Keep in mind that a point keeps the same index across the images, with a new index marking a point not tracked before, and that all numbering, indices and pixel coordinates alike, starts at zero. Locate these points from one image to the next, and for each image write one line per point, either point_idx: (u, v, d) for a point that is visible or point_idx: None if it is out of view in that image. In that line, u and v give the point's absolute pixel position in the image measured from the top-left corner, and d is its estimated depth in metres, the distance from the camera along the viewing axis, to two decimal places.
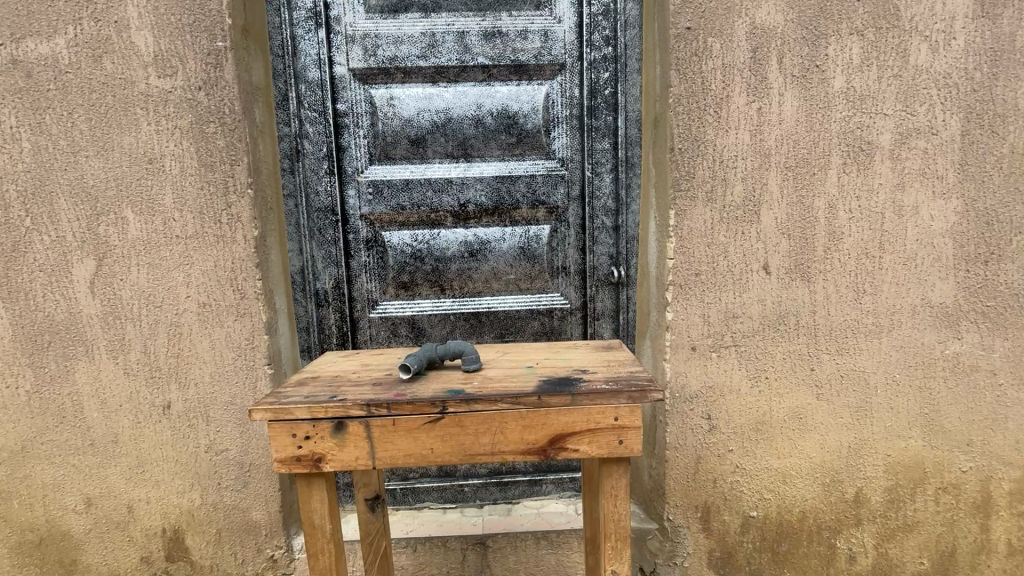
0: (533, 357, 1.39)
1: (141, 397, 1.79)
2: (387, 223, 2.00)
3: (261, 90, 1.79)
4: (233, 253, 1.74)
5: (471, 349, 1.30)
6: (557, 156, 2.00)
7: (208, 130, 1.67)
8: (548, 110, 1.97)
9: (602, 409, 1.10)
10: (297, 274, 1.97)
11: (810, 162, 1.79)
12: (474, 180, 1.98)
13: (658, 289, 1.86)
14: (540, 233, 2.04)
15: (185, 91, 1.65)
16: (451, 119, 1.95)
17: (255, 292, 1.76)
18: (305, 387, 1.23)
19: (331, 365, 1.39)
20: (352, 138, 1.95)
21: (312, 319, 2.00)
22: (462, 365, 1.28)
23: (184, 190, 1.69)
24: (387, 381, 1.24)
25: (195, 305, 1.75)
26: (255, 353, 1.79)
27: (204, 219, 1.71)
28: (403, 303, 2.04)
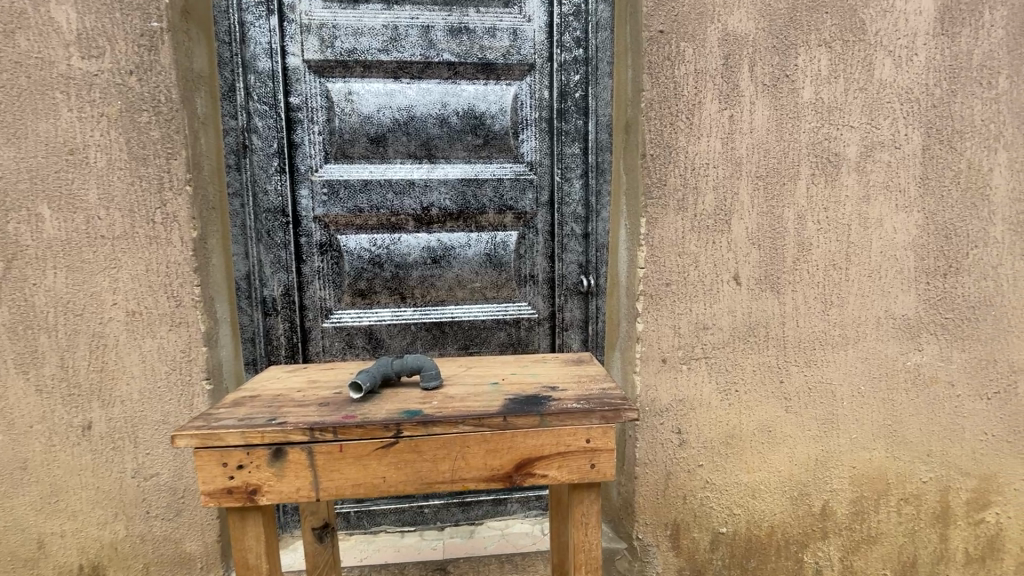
0: (498, 371, 1.29)
1: (56, 417, 1.58)
2: (343, 227, 1.87)
3: (203, 78, 1.63)
4: (168, 256, 1.56)
5: (429, 364, 1.19)
6: (526, 160, 1.92)
7: (140, 119, 1.50)
8: (517, 112, 1.89)
9: (573, 431, 1.01)
10: (242, 280, 1.80)
11: (780, 172, 1.77)
12: (438, 182, 1.87)
13: (629, 299, 1.80)
14: (507, 240, 1.95)
15: (114, 75, 1.47)
16: (414, 118, 1.84)
17: (192, 300, 1.59)
18: (241, 408, 1.09)
19: (274, 382, 1.25)
20: (306, 134, 1.81)
21: (258, 329, 1.84)
22: (420, 382, 1.17)
23: (110, 185, 1.51)
24: (336, 400, 1.11)
25: (122, 313, 1.56)
26: (192, 367, 1.61)
27: (133, 218, 1.53)
28: (359, 312, 1.91)
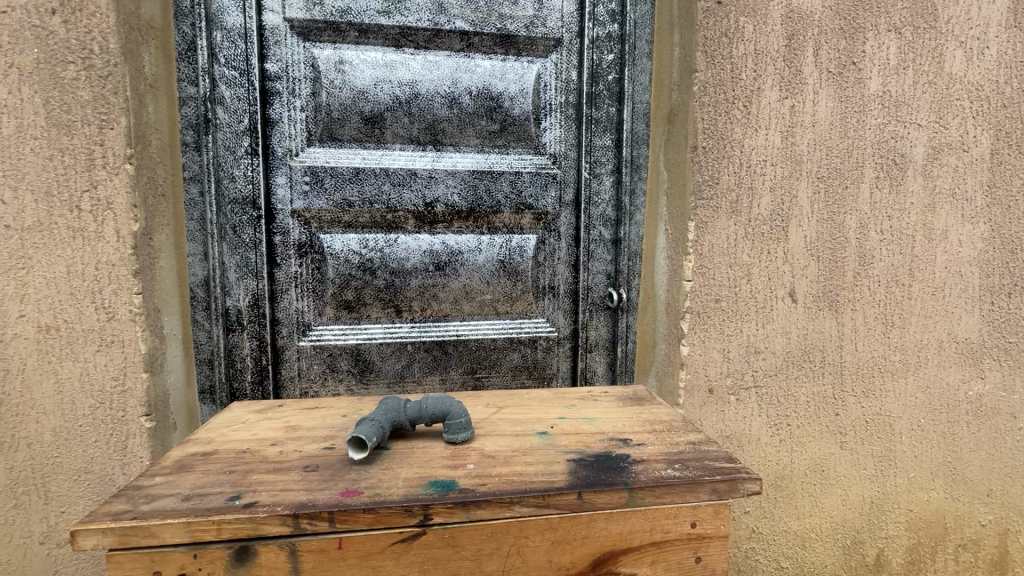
0: (540, 414, 0.99)
1: None
2: (328, 224, 1.53)
3: (153, 29, 1.28)
4: (98, 255, 1.19)
5: (456, 406, 0.87)
6: (549, 151, 1.64)
7: (64, 73, 1.14)
8: (540, 95, 1.61)
9: (674, 512, 0.72)
10: (198, 287, 1.44)
11: (842, 174, 1.54)
12: (444, 174, 1.57)
13: (670, 317, 1.52)
14: (524, 245, 1.65)
15: (30, 14, 1.11)
16: (418, 95, 1.53)
17: (130, 312, 1.22)
18: (188, 475, 0.75)
19: (238, 430, 0.91)
20: (284, 110, 1.47)
21: (217, 349, 1.47)
22: (443, 434, 0.86)
23: (20, 159, 1.14)
24: (330, 463, 0.79)
25: (32, 329, 1.18)
26: (127, 400, 1.24)
27: (52, 204, 1.16)
28: (345, 328, 1.57)
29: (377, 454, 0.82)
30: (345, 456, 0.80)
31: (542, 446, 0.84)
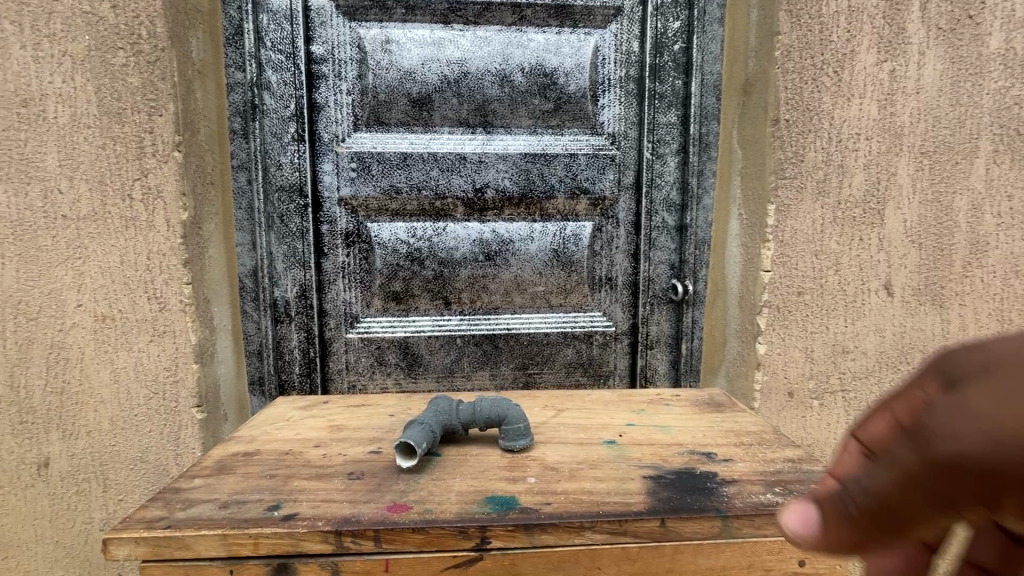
0: (605, 420, 0.89)
1: (5, 451, 1.21)
2: (375, 212, 1.48)
3: (201, 13, 1.25)
4: (149, 245, 1.18)
5: (513, 408, 0.78)
6: (607, 131, 1.51)
7: (115, 60, 1.12)
8: (597, 70, 1.49)
9: (777, 545, 0.62)
10: (247, 277, 1.43)
11: (952, 148, 1.29)
12: (495, 157, 1.47)
13: (744, 312, 1.37)
14: (579, 233, 1.54)
15: (81, 1, 1.10)
16: (467, 74, 1.44)
17: (180, 303, 1.20)
18: (228, 478, 0.69)
19: (283, 428, 0.86)
20: (330, 94, 1.42)
21: (266, 340, 1.45)
22: (500, 441, 0.77)
23: (75, 149, 1.14)
24: (376, 470, 0.71)
25: (89, 318, 1.19)
26: (179, 391, 1.23)
27: (105, 193, 1.15)
28: (393, 321, 1.52)
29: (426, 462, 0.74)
30: (393, 462, 0.73)
31: (611, 458, 0.74)
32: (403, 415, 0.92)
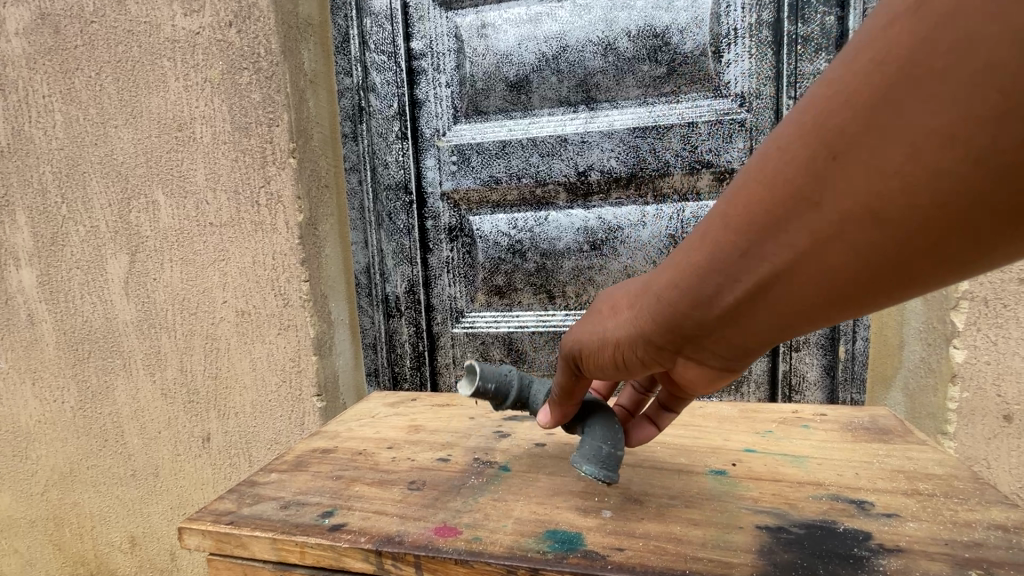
0: (720, 446, 0.72)
1: (180, 424, 1.43)
2: (476, 204, 1.45)
3: (312, 26, 1.33)
4: (274, 246, 1.29)
5: (604, 443, 0.63)
6: (734, 91, 1.27)
7: (241, 80, 1.24)
8: (721, 19, 1.24)
9: None
10: (362, 274, 1.50)
11: None
12: (600, 135, 1.33)
13: (930, 308, 1.04)
14: (702, 213, 1.32)
15: (214, 30, 1.23)
16: (567, 48, 1.32)
17: (300, 298, 1.30)
18: (300, 475, 0.69)
19: (365, 425, 0.86)
20: (431, 89, 1.42)
21: (380, 334, 1.52)
22: (579, 454, 0.63)
23: (216, 164, 1.28)
24: (437, 481, 0.66)
25: (232, 313, 1.34)
26: (303, 380, 1.33)
27: (239, 201, 1.29)
28: (497, 315, 1.47)
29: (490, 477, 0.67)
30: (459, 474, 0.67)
31: (714, 496, 0.60)
32: (483, 419, 0.87)
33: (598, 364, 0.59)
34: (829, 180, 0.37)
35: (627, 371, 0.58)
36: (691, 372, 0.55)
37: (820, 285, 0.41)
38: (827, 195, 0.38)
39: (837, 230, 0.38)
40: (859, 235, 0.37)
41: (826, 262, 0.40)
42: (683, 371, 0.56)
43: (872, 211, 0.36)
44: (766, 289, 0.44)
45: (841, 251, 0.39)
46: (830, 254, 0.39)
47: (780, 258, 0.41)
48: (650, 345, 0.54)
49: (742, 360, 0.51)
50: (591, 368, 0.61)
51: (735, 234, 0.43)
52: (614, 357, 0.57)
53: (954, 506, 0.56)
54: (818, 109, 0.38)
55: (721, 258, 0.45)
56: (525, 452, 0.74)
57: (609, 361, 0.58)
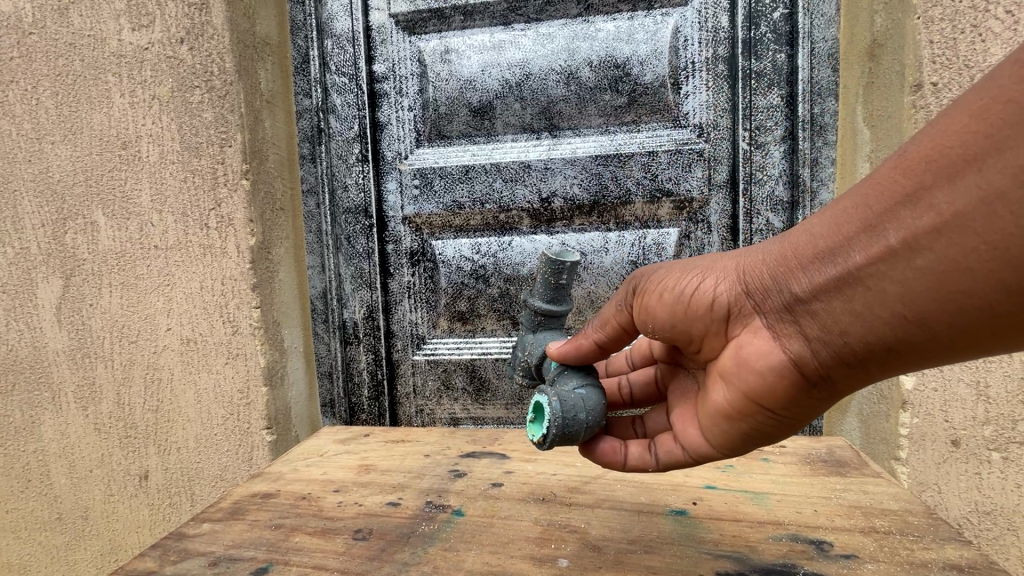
0: (697, 492, 0.80)
1: (114, 462, 1.32)
2: (439, 229, 1.42)
3: (270, 45, 1.29)
4: (223, 271, 1.22)
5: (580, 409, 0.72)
6: (692, 122, 1.30)
7: (192, 98, 1.19)
8: (679, 54, 1.28)
9: None
10: (318, 299, 1.44)
11: None
12: (563, 162, 1.33)
13: None
14: (662, 240, 1.33)
15: (164, 47, 1.18)
16: (530, 76, 1.33)
17: (250, 325, 1.23)
18: (236, 525, 0.76)
19: (312, 465, 0.95)
20: (393, 111, 1.41)
21: (337, 361, 1.46)
22: (558, 403, 0.71)
23: (163, 184, 1.22)
24: (380, 532, 0.73)
25: (176, 342, 1.26)
26: (251, 413, 1.25)
27: (187, 223, 1.22)
28: (460, 342, 1.44)
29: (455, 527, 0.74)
30: (410, 521, 0.75)
31: (679, 540, 0.69)
32: (437, 457, 0.97)
33: (673, 304, 0.67)
34: (979, 157, 0.43)
35: (705, 321, 0.66)
36: (764, 348, 0.60)
37: (932, 268, 0.46)
38: (975, 170, 0.43)
39: (971, 196, 0.43)
40: (989, 216, 0.43)
41: (947, 239, 0.45)
42: (750, 351, 0.61)
43: (1007, 196, 0.42)
44: (877, 257, 0.49)
45: (965, 232, 0.44)
46: (953, 233, 0.45)
47: (904, 226, 0.47)
48: (750, 294, 0.61)
49: (826, 350, 0.55)
50: (652, 301, 0.69)
51: (871, 196, 0.50)
52: (697, 300, 0.65)
53: (911, 545, 0.66)
54: (993, 90, 0.43)
55: (850, 215, 0.51)
56: (480, 494, 0.82)
57: (687, 303, 0.66)
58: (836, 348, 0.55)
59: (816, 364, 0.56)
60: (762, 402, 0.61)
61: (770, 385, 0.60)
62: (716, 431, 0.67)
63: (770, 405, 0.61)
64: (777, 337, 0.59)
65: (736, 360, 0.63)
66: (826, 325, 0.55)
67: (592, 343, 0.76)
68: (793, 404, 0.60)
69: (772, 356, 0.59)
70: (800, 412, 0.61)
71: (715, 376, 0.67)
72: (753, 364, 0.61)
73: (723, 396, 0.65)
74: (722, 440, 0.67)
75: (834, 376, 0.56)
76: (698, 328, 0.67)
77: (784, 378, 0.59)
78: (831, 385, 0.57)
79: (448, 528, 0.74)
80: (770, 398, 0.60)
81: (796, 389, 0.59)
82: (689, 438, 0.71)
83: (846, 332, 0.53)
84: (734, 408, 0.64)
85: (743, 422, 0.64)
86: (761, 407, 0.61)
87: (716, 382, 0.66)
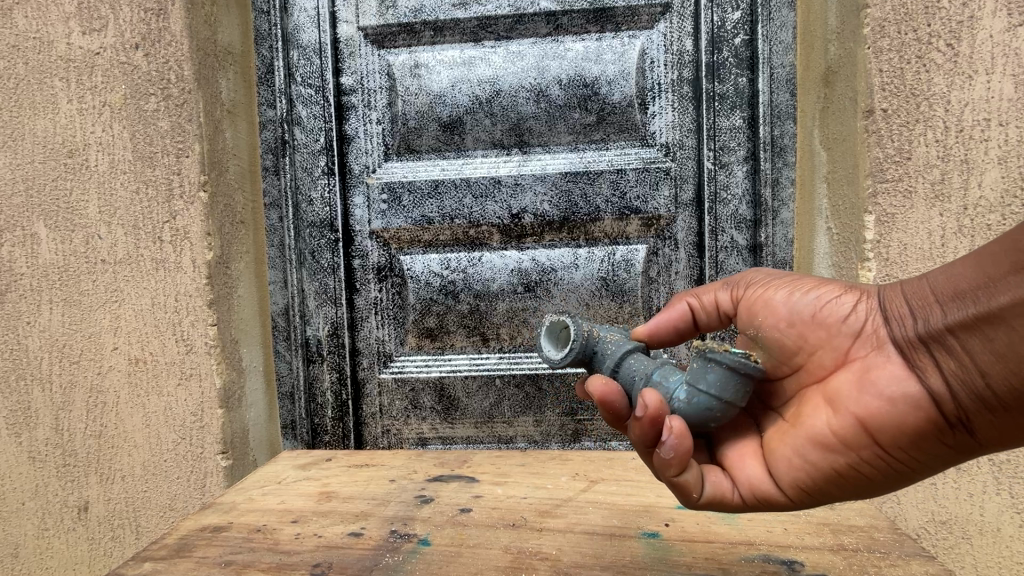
0: (671, 513, 0.81)
1: (50, 493, 1.22)
2: (406, 244, 1.40)
3: (231, 55, 1.25)
4: (177, 286, 1.16)
5: (713, 409, 0.66)
6: (659, 141, 1.32)
7: (147, 106, 1.13)
8: (645, 74, 1.31)
9: None
10: (279, 316, 1.40)
11: None
12: (533, 179, 1.34)
13: None
14: (631, 257, 1.34)
15: (118, 52, 1.13)
16: (500, 92, 1.33)
17: (206, 344, 1.17)
18: (182, 563, 0.72)
19: (269, 494, 0.90)
20: (361, 125, 1.39)
21: (298, 381, 1.41)
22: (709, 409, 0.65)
23: (113, 195, 1.15)
24: (341, 566, 0.70)
25: (123, 362, 1.18)
26: (205, 437, 1.18)
27: (138, 236, 1.16)
28: (427, 360, 1.41)
29: (423, 558, 0.71)
30: (374, 552, 0.73)
31: (653, 565, 0.70)
32: (403, 482, 0.93)
33: (797, 311, 0.73)
34: None
35: (829, 337, 0.70)
36: (890, 381, 0.62)
37: None
38: None
39: None
40: None
41: None
42: (875, 379, 0.63)
43: None
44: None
45: None
46: None
47: None
48: (887, 318, 0.65)
49: (964, 389, 0.56)
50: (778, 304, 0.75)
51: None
52: (829, 313, 0.70)
53: (877, 562, 0.70)
54: None
55: (1002, 257, 0.53)
56: (448, 521, 0.80)
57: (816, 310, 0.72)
58: (976, 389, 0.55)
59: (950, 404, 0.57)
60: (872, 438, 0.61)
61: (891, 422, 0.60)
62: (796, 463, 0.67)
63: (890, 440, 0.61)
64: (910, 371, 0.61)
65: (855, 390, 0.65)
66: (964, 361, 0.56)
67: (687, 307, 0.83)
68: (920, 447, 0.60)
69: (901, 389, 0.61)
70: (921, 456, 0.60)
71: (818, 407, 0.68)
72: (874, 395, 0.62)
73: (825, 424, 0.66)
74: (804, 477, 0.66)
75: (967, 419, 0.56)
76: (817, 346, 0.71)
77: (908, 413, 0.60)
78: (964, 429, 0.57)
79: (415, 558, 0.71)
80: (893, 434, 0.60)
81: (922, 428, 0.59)
82: (748, 473, 0.70)
83: (989, 372, 0.54)
84: (840, 438, 0.64)
85: (841, 457, 0.64)
86: (876, 442, 0.61)
87: (819, 410, 0.68)
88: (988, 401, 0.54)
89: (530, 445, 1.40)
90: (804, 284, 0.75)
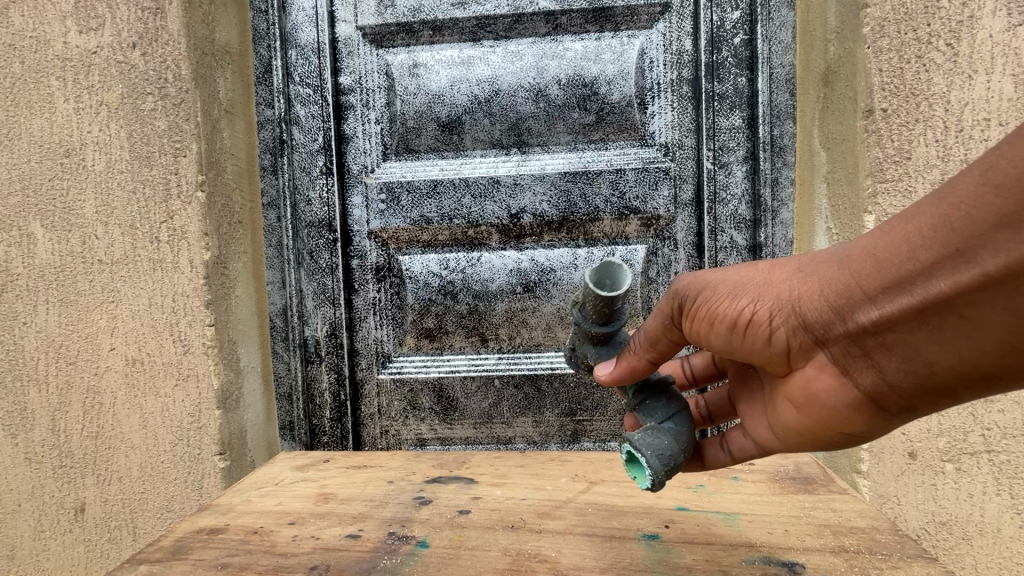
0: (671, 514, 0.81)
1: (46, 495, 1.21)
2: (405, 244, 1.39)
3: (229, 54, 1.25)
4: (174, 286, 1.15)
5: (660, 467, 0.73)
6: (658, 141, 1.32)
7: (144, 105, 1.13)
8: (644, 74, 1.30)
9: None
10: (277, 316, 1.39)
11: None
12: (532, 179, 1.33)
13: None
14: (630, 257, 1.34)
15: (115, 51, 1.12)
16: (499, 92, 1.33)
17: (203, 345, 1.16)
18: (178, 565, 0.72)
19: (266, 496, 0.90)
20: (359, 124, 1.38)
21: (296, 381, 1.40)
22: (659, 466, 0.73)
23: (110, 195, 1.15)
24: (339, 569, 0.70)
25: (120, 363, 1.17)
26: (202, 438, 1.18)
27: (135, 237, 1.15)
28: (426, 360, 1.40)
29: (422, 560, 0.71)
30: (372, 554, 0.72)
31: (653, 566, 0.69)
32: (401, 483, 0.93)
33: (728, 336, 0.65)
34: None
35: (765, 355, 0.64)
36: (836, 385, 0.60)
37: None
38: None
39: None
40: None
41: None
42: (819, 385, 0.61)
43: None
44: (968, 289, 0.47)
45: None
46: None
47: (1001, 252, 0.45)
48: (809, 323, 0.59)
49: (906, 379, 0.55)
50: (707, 332, 0.66)
51: (958, 219, 0.47)
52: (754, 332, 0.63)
53: (879, 563, 0.69)
54: None
55: (932, 243, 0.49)
56: (446, 522, 0.80)
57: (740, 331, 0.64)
58: (920, 377, 0.54)
59: (897, 394, 0.57)
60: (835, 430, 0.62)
61: (849, 418, 0.60)
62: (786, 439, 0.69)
63: (852, 429, 0.62)
64: (846, 372, 0.59)
65: (807, 395, 0.63)
66: (906, 355, 0.54)
67: (647, 360, 0.74)
68: (877, 427, 0.61)
69: (848, 391, 0.59)
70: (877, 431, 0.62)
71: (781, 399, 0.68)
72: (827, 400, 0.61)
73: (794, 417, 0.66)
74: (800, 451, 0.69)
75: (917, 401, 0.57)
76: (758, 359, 0.65)
77: (861, 411, 0.59)
78: (913, 408, 0.58)
79: (413, 561, 0.71)
80: (852, 425, 0.61)
81: (878, 418, 0.59)
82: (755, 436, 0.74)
83: (932, 361, 0.53)
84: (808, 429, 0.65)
85: (815, 443, 0.66)
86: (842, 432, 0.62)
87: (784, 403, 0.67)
88: (934, 387, 0.54)
89: (529, 445, 1.40)
90: (718, 295, 0.64)
